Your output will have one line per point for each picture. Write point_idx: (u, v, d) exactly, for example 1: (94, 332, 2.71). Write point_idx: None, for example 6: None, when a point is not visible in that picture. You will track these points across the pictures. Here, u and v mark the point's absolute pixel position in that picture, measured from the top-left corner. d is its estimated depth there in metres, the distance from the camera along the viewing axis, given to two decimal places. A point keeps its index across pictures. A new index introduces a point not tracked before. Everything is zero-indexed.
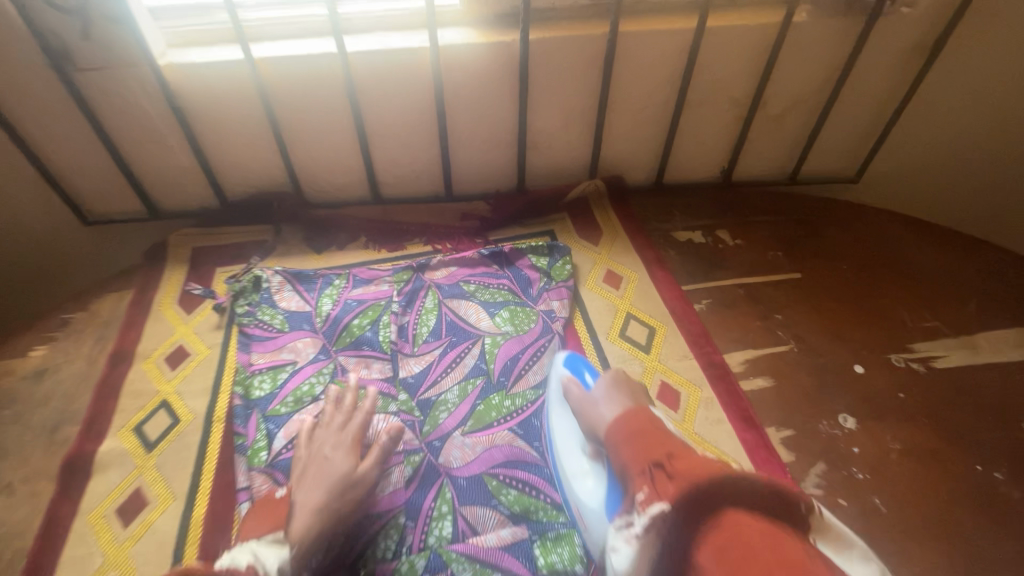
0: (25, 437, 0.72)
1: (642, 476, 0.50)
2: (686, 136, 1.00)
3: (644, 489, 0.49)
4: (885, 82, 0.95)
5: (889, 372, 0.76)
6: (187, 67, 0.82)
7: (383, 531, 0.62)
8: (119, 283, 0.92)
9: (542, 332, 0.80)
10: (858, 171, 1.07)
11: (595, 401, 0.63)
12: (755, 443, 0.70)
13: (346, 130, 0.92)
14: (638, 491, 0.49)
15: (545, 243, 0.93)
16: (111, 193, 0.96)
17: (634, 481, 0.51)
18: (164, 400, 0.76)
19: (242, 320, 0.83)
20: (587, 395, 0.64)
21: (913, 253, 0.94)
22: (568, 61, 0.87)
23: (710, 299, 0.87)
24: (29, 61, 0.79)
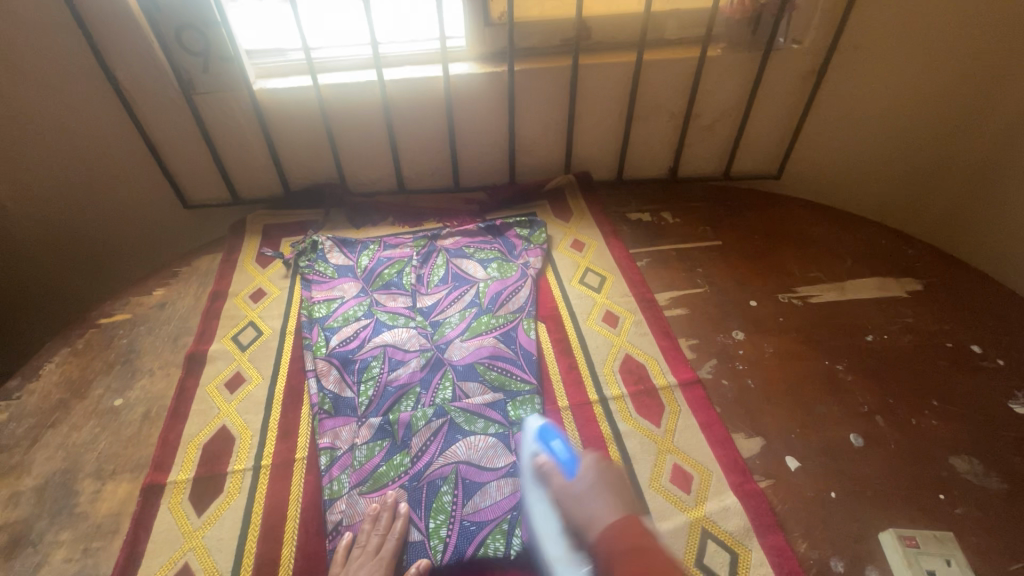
0: (157, 341, 1.04)
1: None
2: (638, 141, 1.31)
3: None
4: (789, 100, 1.24)
5: (774, 305, 1.05)
6: (273, 91, 1.16)
7: (405, 394, 0.91)
8: (213, 247, 1.25)
9: (520, 277, 1.10)
10: (778, 169, 1.36)
11: (579, 499, 0.72)
12: (669, 347, 0.98)
13: (382, 136, 1.25)
14: None
15: (527, 219, 1.24)
16: (206, 184, 1.30)
17: None
18: (251, 321, 1.07)
19: (304, 270, 1.15)
20: (567, 485, 0.74)
21: (810, 226, 1.22)
22: (544, 85, 1.19)
23: (650, 258, 1.16)
24: (166, 88, 1.13)
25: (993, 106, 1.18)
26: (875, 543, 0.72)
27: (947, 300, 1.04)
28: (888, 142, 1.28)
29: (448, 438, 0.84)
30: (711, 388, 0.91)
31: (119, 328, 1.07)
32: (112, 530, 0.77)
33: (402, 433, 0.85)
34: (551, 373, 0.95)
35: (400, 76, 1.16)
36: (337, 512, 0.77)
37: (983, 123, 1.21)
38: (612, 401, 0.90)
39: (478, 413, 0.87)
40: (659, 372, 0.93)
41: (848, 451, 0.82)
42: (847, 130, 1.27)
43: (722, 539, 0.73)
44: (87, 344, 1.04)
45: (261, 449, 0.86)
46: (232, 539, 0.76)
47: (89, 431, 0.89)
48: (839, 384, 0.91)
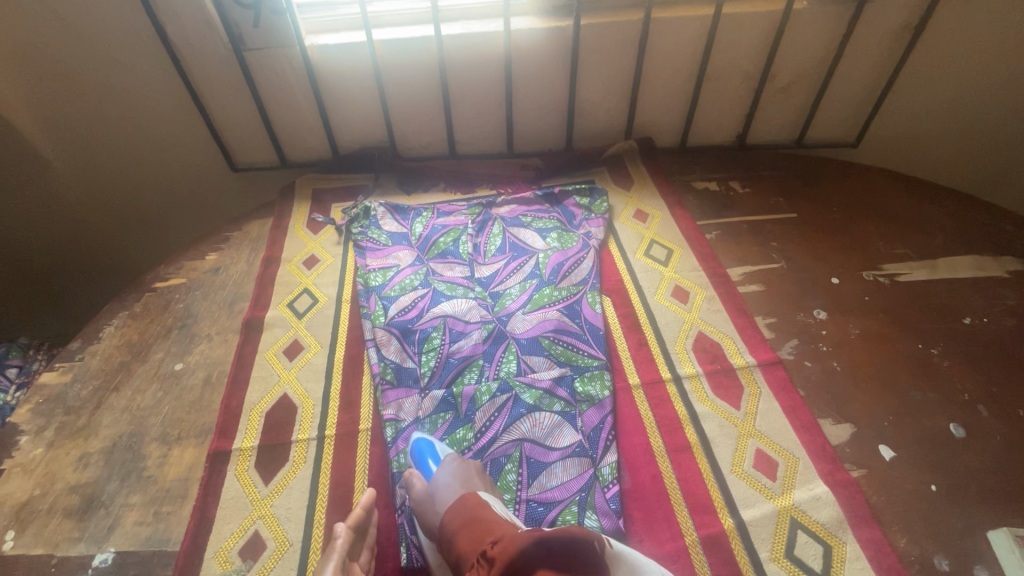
0: (213, 307, 1.02)
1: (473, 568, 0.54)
2: (707, 105, 1.22)
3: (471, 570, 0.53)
4: (879, 59, 1.13)
5: (858, 283, 0.97)
6: (325, 48, 1.10)
7: (467, 368, 0.87)
8: (263, 212, 1.22)
9: (582, 247, 1.05)
10: (857, 137, 1.26)
11: (432, 496, 0.67)
12: (745, 325, 0.92)
13: (435, 97, 1.19)
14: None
15: (587, 187, 1.18)
16: (255, 146, 1.27)
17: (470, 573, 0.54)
18: (306, 288, 1.04)
19: (357, 237, 1.11)
20: (429, 488, 0.67)
21: (895, 198, 1.13)
22: (610, 41, 1.11)
23: (719, 231, 1.09)
24: (216, 44, 1.09)
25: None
26: (982, 540, 0.67)
27: None
28: (987, 108, 1.16)
29: (514, 415, 0.81)
30: (793, 369, 0.85)
31: (175, 293, 1.05)
32: (181, 495, 0.77)
33: (466, 407, 0.82)
34: (618, 348, 0.90)
35: (458, 31, 1.09)
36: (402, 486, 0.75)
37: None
38: (685, 379, 0.85)
39: (543, 389, 0.83)
40: (735, 352, 0.88)
41: (948, 442, 0.76)
42: (941, 93, 1.15)
43: (813, 529, 0.69)
44: (145, 308, 1.03)
45: (324, 418, 0.84)
46: (301, 509, 0.74)
47: (152, 395, 0.89)
48: (934, 370, 0.84)
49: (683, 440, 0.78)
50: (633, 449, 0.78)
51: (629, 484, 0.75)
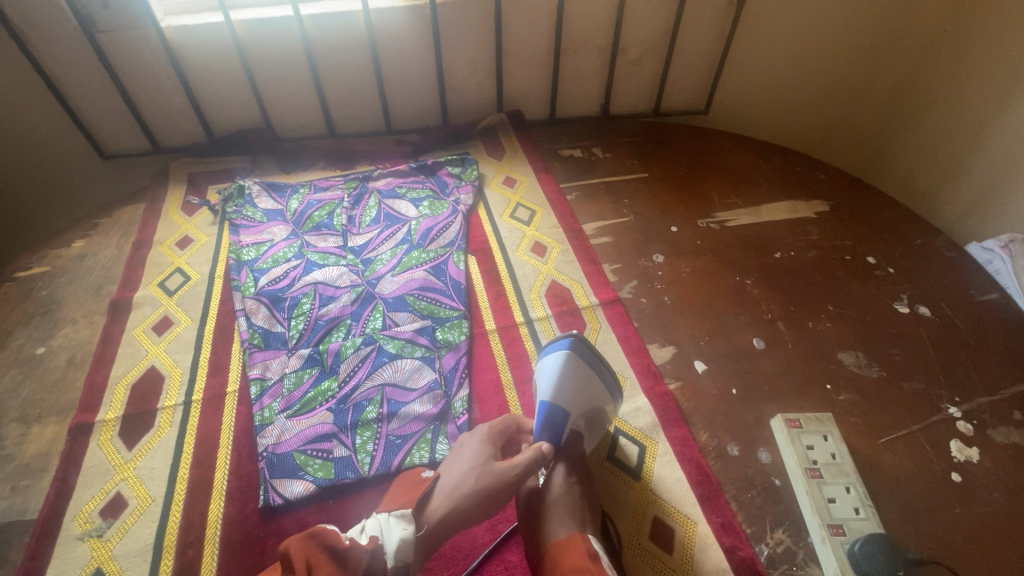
0: (78, 292, 1.02)
1: None
2: (568, 78, 1.31)
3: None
4: (712, 32, 1.27)
5: (693, 229, 1.10)
6: (183, 30, 1.10)
7: (335, 327, 0.92)
8: (136, 198, 1.21)
9: (450, 213, 1.11)
10: (706, 104, 1.40)
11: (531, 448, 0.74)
12: (593, 271, 1.02)
13: (305, 77, 1.22)
14: None
15: (459, 157, 1.24)
16: (124, 132, 1.25)
17: None
18: (179, 267, 1.05)
19: (232, 215, 1.13)
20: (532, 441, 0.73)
21: (733, 156, 1.27)
22: (468, 19, 1.17)
23: (579, 192, 1.19)
24: (64, 27, 1.07)
25: (914, 30, 1.19)
26: (767, 429, 0.80)
27: (851, 219, 1.11)
28: (808, 75, 1.31)
29: (376, 363, 0.87)
30: (630, 305, 0.96)
31: (38, 281, 1.04)
32: (40, 468, 0.78)
33: (330, 361, 0.88)
34: (479, 300, 0.98)
35: (318, 11, 1.12)
36: (268, 435, 0.79)
37: (904, 49, 1.22)
38: (537, 321, 0.94)
39: (405, 339, 0.90)
40: (582, 294, 0.98)
41: (751, 353, 0.89)
42: (771, 60, 1.29)
43: (631, 433, 0.79)
44: (5, 298, 1.01)
45: (191, 385, 0.87)
46: (164, 468, 0.77)
47: (11, 379, 0.89)
48: (746, 296, 0.97)
49: (529, 372, 0.87)
50: (485, 384, 0.86)
51: (479, 414, 0.83)
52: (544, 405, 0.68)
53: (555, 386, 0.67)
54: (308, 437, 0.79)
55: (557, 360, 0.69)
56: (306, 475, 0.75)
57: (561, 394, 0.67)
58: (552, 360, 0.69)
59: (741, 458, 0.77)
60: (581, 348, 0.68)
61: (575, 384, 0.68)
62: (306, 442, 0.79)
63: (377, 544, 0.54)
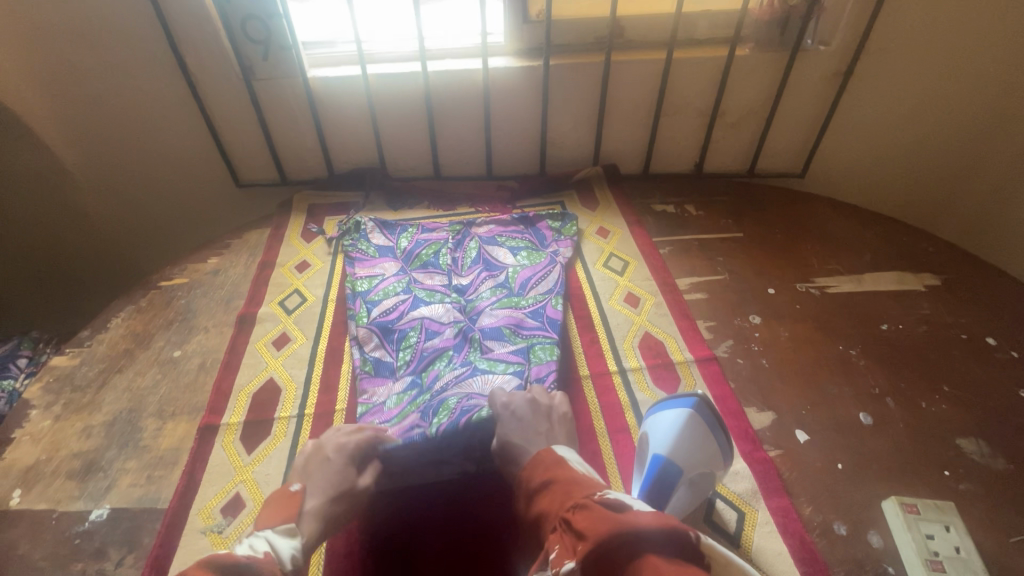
0: (211, 303, 1.13)
1: (557, 537, 0.52)
2: (666, 136, 1.36)
3: (553, 536, 0.52)
4: (815, 99, 1.29)
5: (792, 293, 1.09)
6: (324, 80, 1.25)
7: (436, 356, 0.96)
8: (263, 223, 1.35)
9: (548, 262, 1.15)
10: (802, 168, 1.40)
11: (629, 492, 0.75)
12: (687, 327, 1.03)
13: (421, 124, 1.33)
14: (552, 551, 0.51)
15: (560, 212, 1.28)
16: (259, 165, 1.40)
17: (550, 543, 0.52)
18: (297, 288, 1.16)
19: (348, 247, 1.21)
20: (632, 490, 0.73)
21: (832, 223, 1.25)
22: (578, 79, 1.26)
23: (672, 247, 1.21)
24: (229, 75, 1.24)
25: None
26: (877, 510, 0.76)
27: (966, 294, 1.06)
28: (912, 143, 1.30)
29: (466, 377, 0.91)
30: (726, 365, 0.96)
31: (177, 290, 1.17)
32: (172, 461, 0.86)
33: (428, 380, 0.93)
34: (573, 345, 1.01)
35: (443, 67, 1.24)
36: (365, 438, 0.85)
37: None
38: (630, 371, 0.96)
39: (501, 360, 0.94)
40: (676, 349, 0.99)
41: (857, 428, 0.86)
42: (873, 128, 1.30)
43: (730, 498, 0.78)
44: (149, 303, 1.14)
45: (305, 399, 0.94)
46: (278, 475, 0.83)
47: (152, 377, 0.99)
48: (850, 366, 0.94)
49: (622, 423, 0.88)
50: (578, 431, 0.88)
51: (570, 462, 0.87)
52: (658, 458, 0.68)
53: (673, 442, 0.68)
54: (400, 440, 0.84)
55: (679, 418, 0.70)
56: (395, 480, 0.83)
57: (679, 450, 0.68)
58: (672, 417, 0.71)
59: (849, 539, 0.73)
60: (706, 410, 0.69)
61: (696, 444, 0.68)
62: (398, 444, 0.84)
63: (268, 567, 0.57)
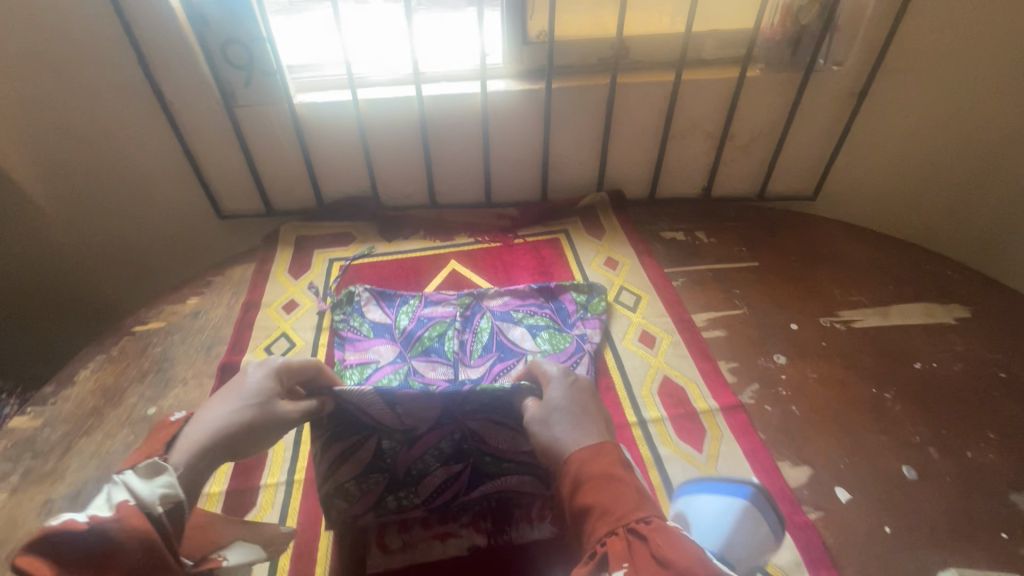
0: (190, 351, 1.04)
1: (621, 550, 0.48)
2: (673, 159, 1.30)
3: (615, 541, 0.49)
4: (826, 120, 1.24)
5: (816, 329, 1.02)
6: (311, 105, 1.17)
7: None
8: (247, 258, 1.26)
9: (575, 351, 0.98)
10: (814, 191, 1.35)
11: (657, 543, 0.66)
12: (709, 369, 0.95)
13: (415, 151, 1.26)
14: (617, 567, 0.47)
15: (586, 282, 1.10)
16: (242, 196, 1.32)
17: (612, 552, 0.48)
18: (284, 332, 1.08)
19: (338, 325, 1.05)
20: None
21: (851, 249, 1.18)
22: (581, 102, 1.19)
23: (685, 278, 1.15)
24: (209, 102, 1.16)
25: None
26: None
27: (999, 326, 1.00)
28: (927, 163, 1.25)
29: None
30: (754, 413, 0.88)
31: (153, 337, 1.08)
32: None
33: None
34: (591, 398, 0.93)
35: (438, 91, 1.17)
36: (365, 450, 0.69)
37: None
38: (651, 423, 0.88)
39: (512, 461, 0.73)
40: (699, 396, 0.91)
41: (901, 483, 0.79)
42: (887, 149, 1.25)
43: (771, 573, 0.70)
44: (122, 352, 1.05)
45: (294, 464, 0.87)
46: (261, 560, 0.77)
47: (123, 440, 0.90)
48: (886, 411, 0.88)
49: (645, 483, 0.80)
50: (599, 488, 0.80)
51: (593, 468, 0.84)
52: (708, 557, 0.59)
53: (726, 537, 0.60)
54: (418, 441, 0.70)
55: (728, 506, 0.63)
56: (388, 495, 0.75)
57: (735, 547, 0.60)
58: (719, 504, 0.63)
59: None
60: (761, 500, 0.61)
61: (749, 538, 0.61)
62: (413, 444, 0.70)
63: (132, 509, 0.49)
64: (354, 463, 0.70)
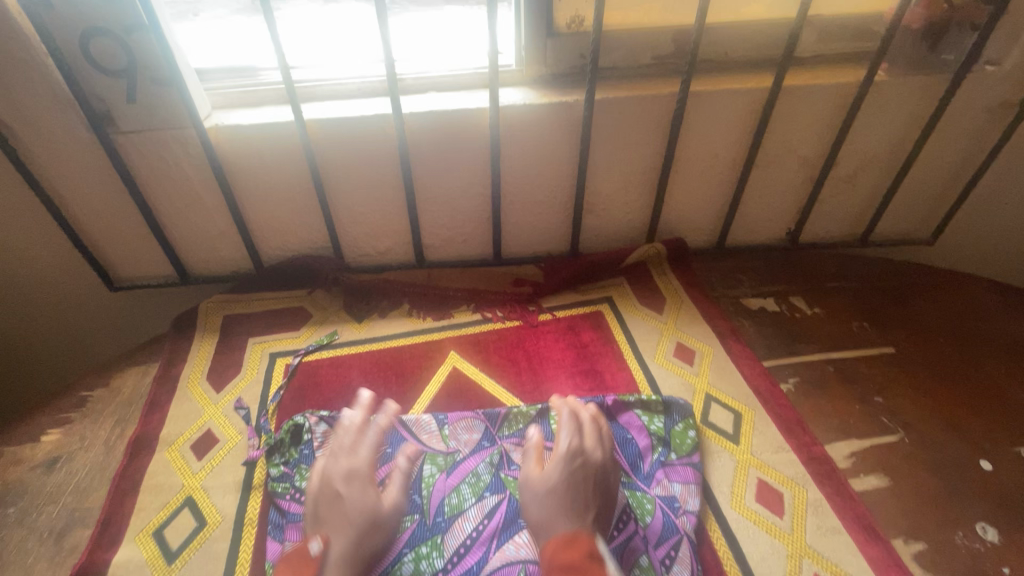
0: (29, 544, 0.64)
1: None
2: (754, 197, 0.93)
3: None
4: (968, 142, 0.89)
5: (1022, 470, 0.67)
6: (234, 130, 0.78)
7: (465, 481, 0.67)
8: (145, 356, 0.85)
9: (665, 534, 0.60)
10: (935, 233, 1.00)
11: None
12: (884, 562, 0.59)
13: (393, 193, 0.87)
14: None
15: (659, 397, 0.73)
16: (141, 261, 0.91)
17: None
18: (189, 496, 0.68)
19: (276, 488, 0.66)
20: None
21: (1014, 327, 0.85)
22: (634, 121, 0.82)
23: (798, 378, 0.78)
24: (72, 128, 0.75)
25: None
26: None
27: None
28: None
29: (508, 522, 0.63)
30: None
31: None
32: None
33: (435, 511, 0.65)
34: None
35: (426, 107, 0.78)
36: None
37: None
38: None
39: None
40: None
41: None
42: None
43: None
44: None
45: None
46: None
47: None
48: None
49: None
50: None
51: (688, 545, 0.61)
52: None
53: None
54: (457, 468, 0.69)
55: None
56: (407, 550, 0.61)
57: None
58: None
59: None
60: None
61: None
62: (452, 471, 0.68)
63: None
64: None
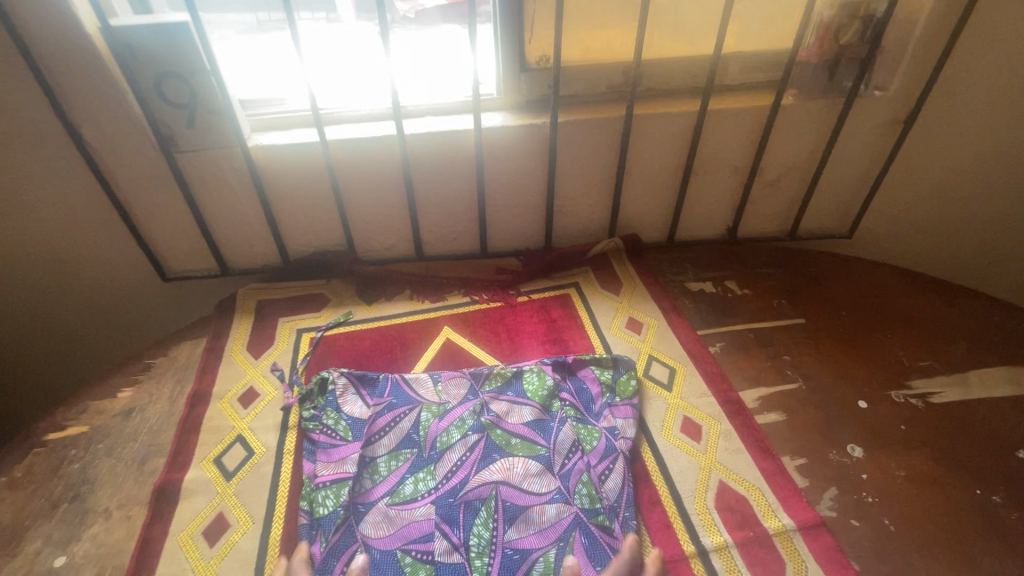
0: (117, 469, 0.82)
1: None
2: (695, 199, 1.13)
3: None
4: (868, 152, 1.09)
5: (891, 407, 0.85)
6: (271, 148, 0.97)
7: (453, 423, 0.84)
8: (195, 332, 1.04)
9: (606, 452, 0.79)
10: (850, 228, 1.19)
11: None
12: (773, 471, 0.77)
13: (397, 198, 1.06)
14: None
15: (609, 355, 0.91)
16: (189, 255, 1.10)
17: None
18: (239, 434, 0.86)
19: (308, 425, 0.84)
20: None
21: (906, 301, 1.03)
22: (591, 138, 1.02)
23: (723, 342, 0.97)
24: (143, 148, 0.95)
25: None
26: None
27: None
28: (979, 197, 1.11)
29: (485, 453, 0.80)
30: (839, 532, 0.71)
31: (72, 448, 0.85)
32: None
33: (429, 445, 0.81)
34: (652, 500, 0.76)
35: (423, 129, 0.98)
36: (406, 420, 0.84)
37: None
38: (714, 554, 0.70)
39: (518, 436, 0.82)
40: (768, 510, 0.73)
41: None
42: (935, 182, 1.10)
43: None
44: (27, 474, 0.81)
45: None
46: None
47: None
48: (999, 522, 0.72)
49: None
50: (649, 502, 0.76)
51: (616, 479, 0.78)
52: None
53: None
54: (448, 414, 0.85)
55: None
56: (408, 475, 0.78)
57: None
58: None
59: None
60: None
61: None
62: (443, 416, 0.85)
63: None
64: (396, 434, 0.83)
